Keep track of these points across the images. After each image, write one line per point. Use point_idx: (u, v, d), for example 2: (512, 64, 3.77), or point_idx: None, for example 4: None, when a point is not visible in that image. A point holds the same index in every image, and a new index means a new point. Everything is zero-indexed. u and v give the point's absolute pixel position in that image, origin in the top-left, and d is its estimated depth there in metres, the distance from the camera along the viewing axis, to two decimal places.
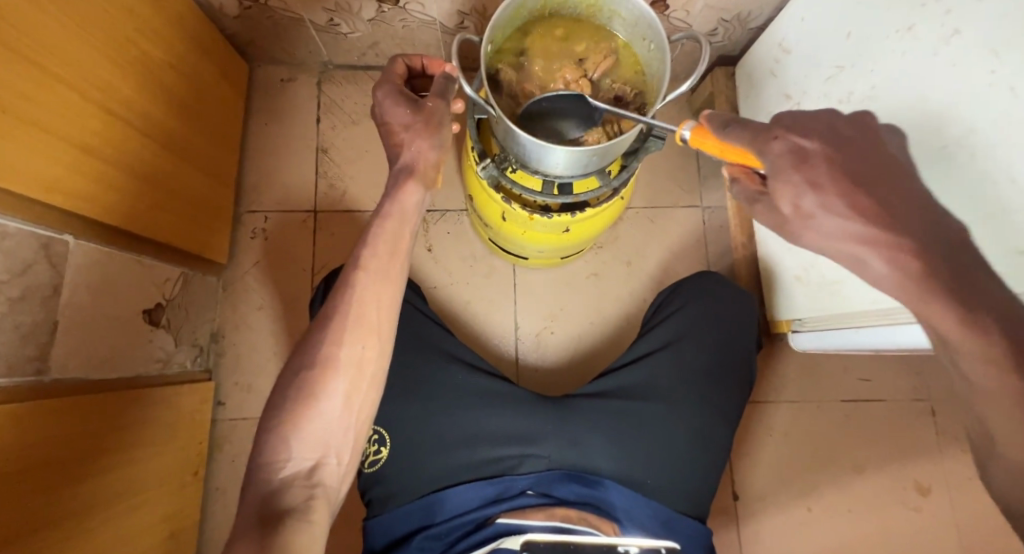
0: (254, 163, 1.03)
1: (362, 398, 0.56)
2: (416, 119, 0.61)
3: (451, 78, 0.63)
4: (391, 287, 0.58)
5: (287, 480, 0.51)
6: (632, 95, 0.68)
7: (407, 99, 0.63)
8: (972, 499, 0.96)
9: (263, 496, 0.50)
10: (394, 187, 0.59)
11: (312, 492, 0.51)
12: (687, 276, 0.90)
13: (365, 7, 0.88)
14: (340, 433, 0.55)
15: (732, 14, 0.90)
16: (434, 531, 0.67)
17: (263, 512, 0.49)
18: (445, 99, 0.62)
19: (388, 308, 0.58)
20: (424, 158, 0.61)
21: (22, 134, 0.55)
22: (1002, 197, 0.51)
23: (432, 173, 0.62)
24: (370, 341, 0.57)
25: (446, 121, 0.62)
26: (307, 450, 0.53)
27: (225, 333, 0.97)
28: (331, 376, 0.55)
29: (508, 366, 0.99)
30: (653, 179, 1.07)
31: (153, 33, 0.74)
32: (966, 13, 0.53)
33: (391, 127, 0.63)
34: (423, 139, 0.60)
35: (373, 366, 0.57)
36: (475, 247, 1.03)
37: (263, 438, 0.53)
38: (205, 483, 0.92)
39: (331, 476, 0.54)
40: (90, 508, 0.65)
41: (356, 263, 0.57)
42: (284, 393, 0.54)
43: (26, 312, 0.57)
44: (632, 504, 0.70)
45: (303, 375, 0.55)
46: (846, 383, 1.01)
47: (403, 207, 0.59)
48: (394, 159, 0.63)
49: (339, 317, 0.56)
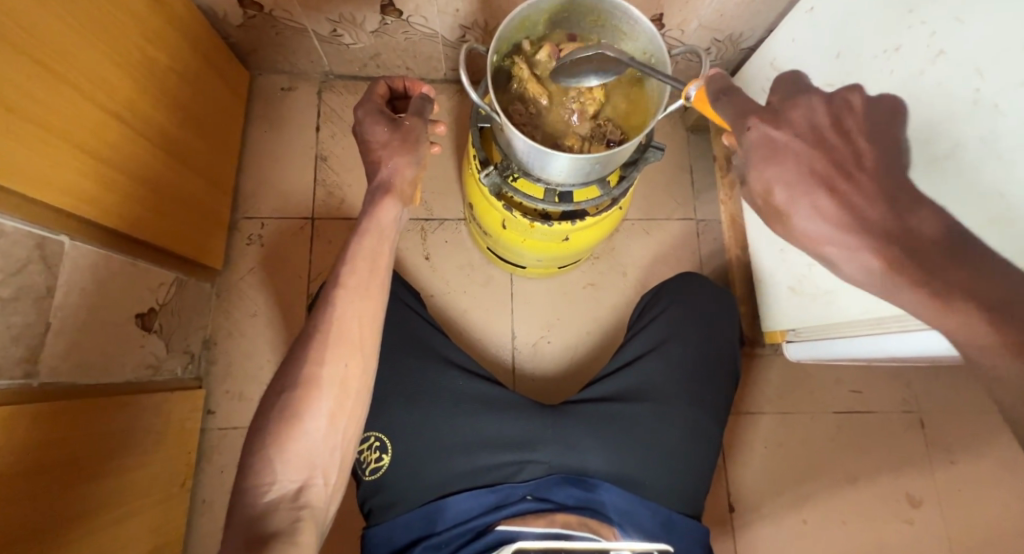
0: (253, 169, 1.04)
1: (347, 416, 0.55)
2: (393, 136, 0.61)
3: (429, 99, 0.65)
4: (372, 302, 0.58)
5: (272, 503, 0.50)
6: (617, 133, 0.66)
7: (384, 117, 0.62)
8: (962, 510, 0.97)
9: (247, 521, 0.49)
10: (371, 204, 0.59)
11: (298, 514, 0.50)
12: (668, 279, 0.91)
13: (369, 19, 0.89)
14: (326, 452, 0.54)
15: (724, 34, 0.93)
16: (434, 540, 0.66)
17: (250, 536, 0.48)
18: (423, 116, 0.63)
19: (371, 323, 0.58)
20: (401, 174, 0.60)
21: (24, 134, 0.56)
22: (990, 210, 0.51)
23: (409, 190, 0.62)
24: (353, 359, 0.56)
25: (423, 138, 0.62)
26: (293, 471, 0.52)
27: (217, 341, 0.97)
28: (315, 396, 0.54)
29: (504, 374, 0.99)
30: (649, 191, 1.08)
31: (157, 39, 0.75)
32: (952, 36, 0.54)
33: (369, 144, 0.62)
34: (401, 156, 0.60)
35: (357, 383, 0.56)
36: (472, 255, 1.03)
37: (248, 461, 0.52)
38: (193, 494, 0.91)
39: (318, 497, 0.53)
40: (75, 515, 0.65)
41: (336, 281, 0.57)
42: (268, 416, 0.53)
43: (18, 312, 0.58)
44: (624, 504, 0.70)
45: (288, 394, 0.54)
46: (837, 394, 1.01)
47: (380, 224, 0.59)
48: (372, 176, 0.62)
49: (320, 336, 0.55)
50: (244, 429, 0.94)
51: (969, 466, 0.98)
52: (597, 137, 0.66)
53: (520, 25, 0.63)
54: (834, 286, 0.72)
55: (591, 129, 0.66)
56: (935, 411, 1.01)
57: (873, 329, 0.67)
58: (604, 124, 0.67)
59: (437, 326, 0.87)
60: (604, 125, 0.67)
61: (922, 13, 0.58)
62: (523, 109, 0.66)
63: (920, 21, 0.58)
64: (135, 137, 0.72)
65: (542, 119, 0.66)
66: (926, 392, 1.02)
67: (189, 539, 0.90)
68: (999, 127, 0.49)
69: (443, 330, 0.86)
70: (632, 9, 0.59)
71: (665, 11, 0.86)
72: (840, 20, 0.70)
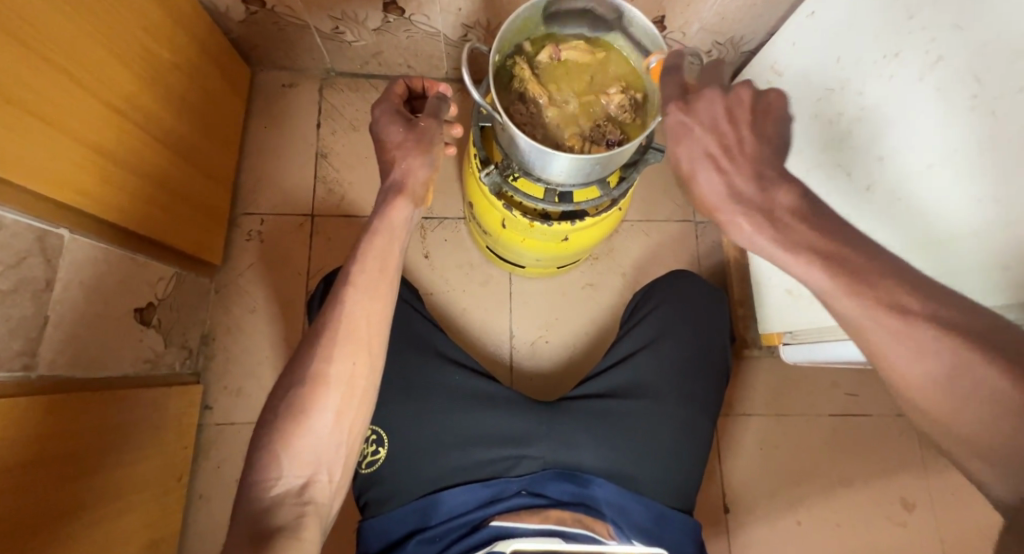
0: (253, 165, 1.04)
1: (353, 414, 0.55)
2: (408, 137, 0.61)
3: (445, 99, 0.66)
4: (380, 302, 0.57)
5: (278, 498, 0.50)
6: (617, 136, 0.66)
7: (400, 117, 0.63)
8: (954, 515, 0.97)
9: (253, 515, 0.49)
10: (383, 204, 0.59)
11: (302, 509, 0.50)
12: (660, 275, 0.91)
13: (370, 17, 0.89)
14: (332, 449, 0.54)
15: (725, 38, 0.93)
16: (428, 535, 0.66)
17: (255, 530, 0.48)
18: (438, 118, 0.63)
19: (378, 322, 0.58)
20: (414, 175, 0.60)
21: (26, 125, 0.56)
22: (987, 215, 0.51)
23: (422, 191, 0.62)
24: (361, 357, 0.56)
25: (438, 140, 0.62)
26: (298, 467, 0.52)
27: (216, 336, 0.97)
28: (323, 394, 0.54)
29: (502, 372, 1.00)
30: (648, 193, 1.09)
31: (159, 33, 0.75)
32: (950, 42, 0.55)
33: (384, 143, 0.63)
34: (415, 157, 0.61)
35: (364, 382, 0.56)
36: (472, 254, 1.04)
37: (255, 456, 0.52)
38: (189, 489, 0.91)
39: (322, 493, 0.53)
40: (71, 506, 0.65)
41: (345, 279, 0.57)
42: (276, 412, 0.53)
43: (17, 305, 0.58)
44: (617, 499, 0.71)
45: (296, 391, 0.54)
46: (833, 397, 1.02)
47: (392, 222, 0.59)
48: (385, 175, 0.62)
49: (329, 334, 0.55)
50: (241, 424, 0.94)
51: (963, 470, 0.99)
52: (596, 142, 0.66)
53: (522, 25, 0.64)
54: None
55: (592, 134, 0.66)
56: None
57: None
58: (604, 128, 0.66)
59: (434, 322, 0.87)
60: (605, 128, 0.66)
61: (921, 18, 0.58)
62: (525, 109, 0.65)
63: (918, 27, 0.59)
64: (136, 131, 0.72)
65: (542, 120, 0.66)
66: None
67: (185, 534, 0.90)
68: (996, 133, 0.49)
69: (439, 326, 0.86)
70: (635, 10, 0.60)
71: (666, 13, 0.87)
72: (841, 25, 0.71)
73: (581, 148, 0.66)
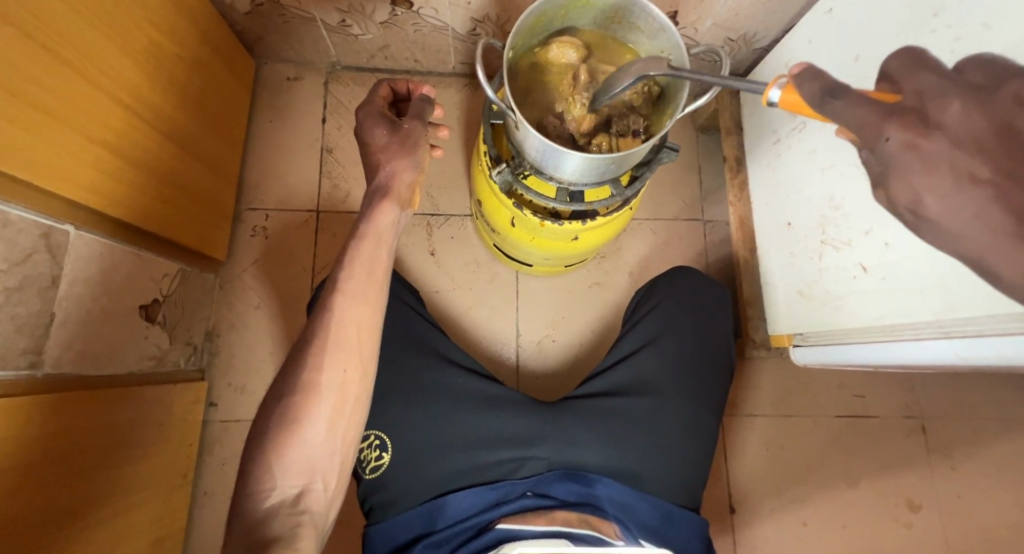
0: (258, 159, 1.03)
1: (346, 422, 0.55)
2: (392, 140, 0.62)
3: (430, 100, 0.65)
4: (370, 308, 0.57)
5: (272, 508, 0.50)
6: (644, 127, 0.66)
7: (385, 120, 0.63)
8: (960, 516, 0.97)
9: (248, 526, 0.48)
10: (370, 207, 0.59)
11: (298, 519, 0.50)
12: (662, 273, 0.91)
13: (378, 10, 0.88)
14: (327, 457, 0.53)
15: (737, 34, 0.92)
16: (434, 539, 0.66)
17: (251, 542, 0.47)
18: (423, 119, 0.63)
19: (368, 327, 0.57)
20: (399, 177, 0.60)
21: (30, 119, 0.54)
22: None
23: (408, 194, 0.61)
24: (352, 363, 0.55)
25: (422, 141, 0.62)
26: (292, 477, 0.51)
27: (220, 333, 0.96)
28: (315, 402, 0.53)
29: (507, 371, 0.99)
30: (657, 191, 1.08)
31: (163, 24, 0.74)
32: (978, 41, 0.54)
33: (369, 146, 0.63)
34: (400, 160, 0.60)
35: (356, 388, 0.56)
36: (478, 252, 1.03)
37: (247, 467, 0.51)
38: (194, 487, 0.91)
39: (317, 502, 0.53)
40: (77, 505, 0.64)
41: (334, 286, 0.56)
42: (268, 421, 0.53)
43: (22, 303, 0.57)
44: (622, 498, 0.70)
45: (289, 399, 0.53)
46: (840, 398, 1.02)
47: (378, 228, 0.58)
48: (371, 179, 0.62)
49: (320, 341, 0.55)
50: (246, 422, 0.94)
51: (969, 470, 0.99)
52: (624, 134, 0.65)
53: (536, 21, 0.62)
54: (848, 290, 0.72)
55: (619, 127, 0.65)
56: (935, 417, 1.01)
57: (881, 336, 0.69)
58: (630, 120, 0.65)
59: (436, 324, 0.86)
60: (631, 120, 0.65)
61: (947, 16, 0.57)
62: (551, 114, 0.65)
63: (943, 26, 0.58)
64: (140, 124, 0.71)
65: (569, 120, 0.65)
66: (926, 398, 1.02)
67: (190, 532, 0.89)
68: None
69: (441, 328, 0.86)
70: (650, 4, 0.58)
71: (679, 8, 0.86)
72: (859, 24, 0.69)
73: (608, 148, 0.65)
